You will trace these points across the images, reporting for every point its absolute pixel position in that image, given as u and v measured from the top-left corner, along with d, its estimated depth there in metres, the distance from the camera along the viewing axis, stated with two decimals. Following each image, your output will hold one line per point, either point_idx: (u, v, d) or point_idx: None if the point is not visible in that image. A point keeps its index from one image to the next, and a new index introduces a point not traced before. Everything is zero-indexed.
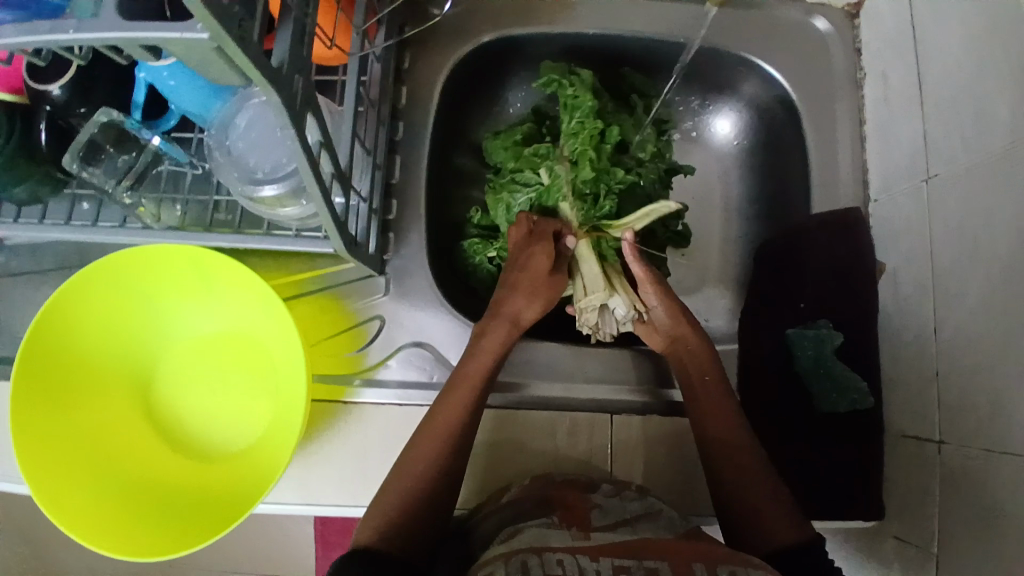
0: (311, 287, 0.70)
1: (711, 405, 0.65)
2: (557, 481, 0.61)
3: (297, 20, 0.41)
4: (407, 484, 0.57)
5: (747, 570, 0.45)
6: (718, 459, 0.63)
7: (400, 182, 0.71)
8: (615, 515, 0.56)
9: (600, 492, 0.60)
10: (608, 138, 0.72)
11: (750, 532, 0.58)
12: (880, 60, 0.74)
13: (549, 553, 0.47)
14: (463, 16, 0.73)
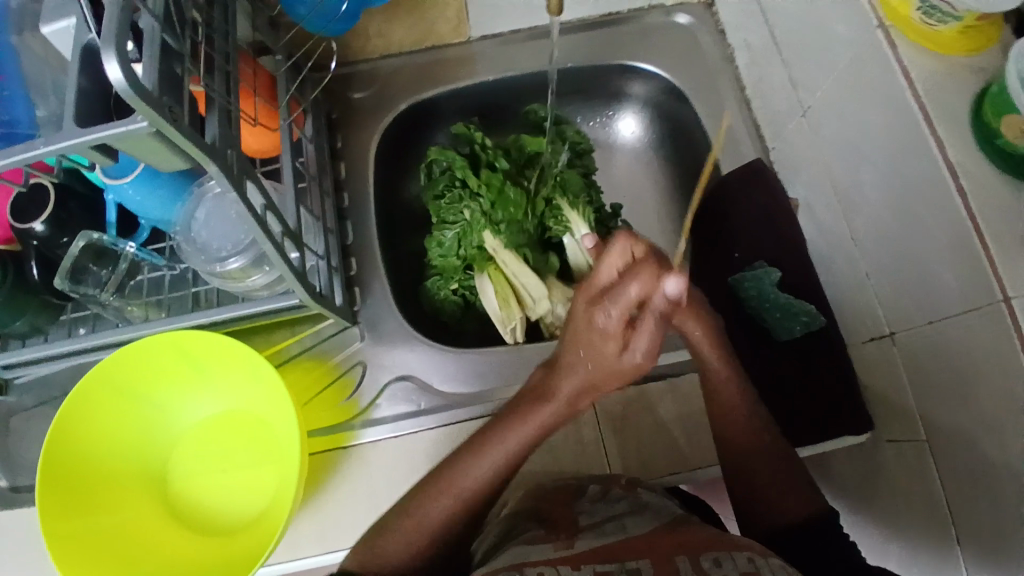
0: (293, 351, 0.76)
1: (722, 405, 0.65)
2: (550, 490, 0.65)
3: (222, 105, 0.51)
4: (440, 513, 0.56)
5: (729, 554, 0.47)
6: (732, 457, 0.65)
7: (355, 242, 0.78)
8: (602, 514, 0.59)
9: (588, 497, 0.63)
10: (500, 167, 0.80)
11: (763, 510, 0.62)
12: (742, 35, 0.84)
13: (530, 568, 0.49)
14: (379, 93, 0.85)
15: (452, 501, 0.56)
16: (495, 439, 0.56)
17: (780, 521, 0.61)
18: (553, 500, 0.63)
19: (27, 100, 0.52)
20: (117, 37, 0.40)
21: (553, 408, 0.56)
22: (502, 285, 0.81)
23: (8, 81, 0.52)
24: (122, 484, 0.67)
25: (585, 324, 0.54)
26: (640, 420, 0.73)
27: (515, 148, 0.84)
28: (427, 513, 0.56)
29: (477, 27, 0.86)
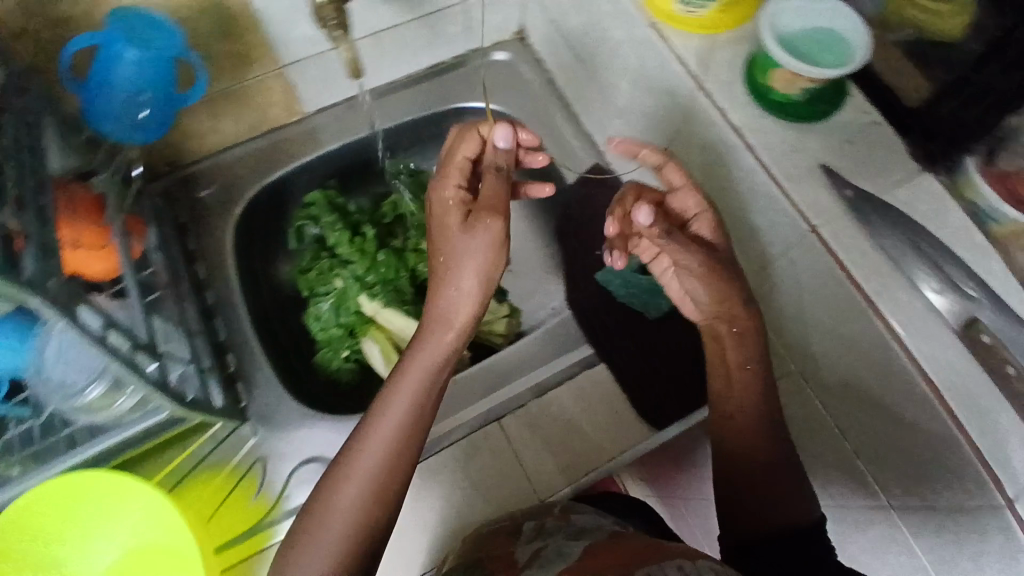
0: (187, 466, 0.72)
1: (734, 410, 0.64)
2: (486, 533, 0.63)
3: (39, 239, 0.51)
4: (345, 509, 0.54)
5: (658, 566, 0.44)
6: (737, 464, 0.65)
7: (229, 338, 0.76)
8: (536, 549, 0.55)
9: (524, 537, 0.60)
10: (365, 232, 0.82)
11: (767, 510, 0.62)
12: (555, 58, 0.91)
13: None
14: (225, 187, 0.85)
15: (366, 476, 0.55)
16: (380, 409, 0.57)
17: (759, 530, 0.62)
18: (492, 547, 0.59)
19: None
20: None
21: (424, 355, 0.57)
22: (389, 345, 0.81)
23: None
24: None
25: (447, 247, 0.58)
26: (554, 428, 0.75)
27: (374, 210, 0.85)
28: (337, 499, 0.54)
29: (308, 103, 0.87)
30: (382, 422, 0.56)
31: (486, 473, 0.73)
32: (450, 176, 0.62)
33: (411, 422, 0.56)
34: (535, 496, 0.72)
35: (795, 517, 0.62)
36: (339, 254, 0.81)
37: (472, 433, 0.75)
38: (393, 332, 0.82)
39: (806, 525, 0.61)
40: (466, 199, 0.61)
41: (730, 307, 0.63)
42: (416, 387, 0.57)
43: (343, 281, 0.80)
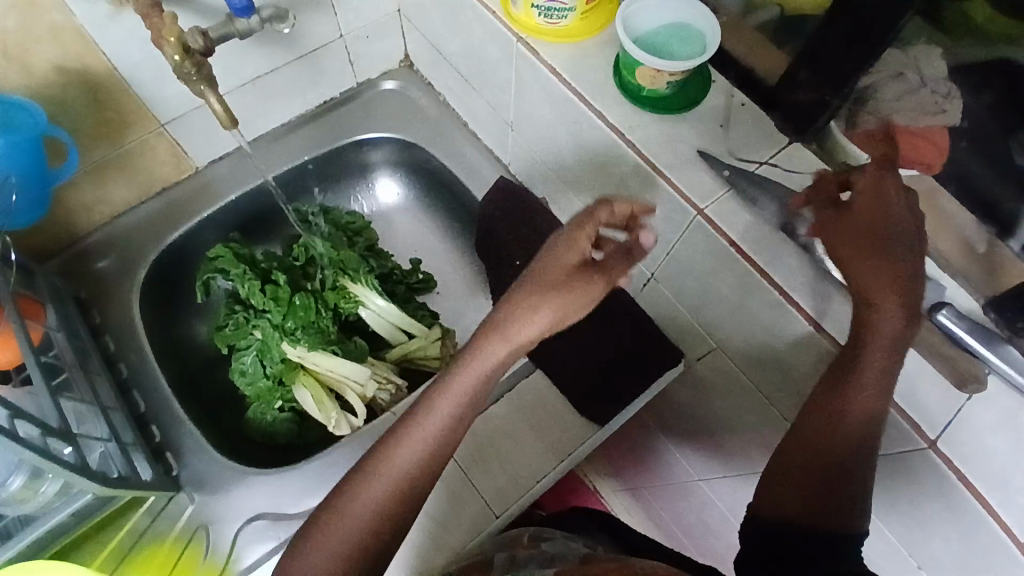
0: (122, 549, 0.68)
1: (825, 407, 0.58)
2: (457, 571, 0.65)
3: None
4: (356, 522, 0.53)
5: None
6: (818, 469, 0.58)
7: (149, 407, 0.74)
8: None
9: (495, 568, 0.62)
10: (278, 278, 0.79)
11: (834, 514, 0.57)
12: (442, 81, 0.94)
13: None
14: (125, 255, 0.82)
15: (392, 480, 0.54)
16: (420, 418, 0.54)
17: (788, 515, 0.58)
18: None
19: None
20: None
21: (480, 368, 0.54)
22: (320, 389, 0.80)
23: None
24: None
25: (529, 293, 0.53)
26: (498, 446, 0.75)
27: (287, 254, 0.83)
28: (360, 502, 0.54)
29: (198, 156, 0.86)
30: (411, 446, 0.54)
31: (440, 500, 0.73)
32: (583, 227, 0.54)
33: (433, 454, 0.54)
34: (495, 513, 0.72)
35: (835, 522, 0.57)
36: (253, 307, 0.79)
37: None
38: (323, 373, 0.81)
39: (848, 531, 0.56)
40: (583, 256, 0.54)
41: (883, 297, 0.54)
42: (451, 419, 0.54)
43: (261, 334, 0.79)
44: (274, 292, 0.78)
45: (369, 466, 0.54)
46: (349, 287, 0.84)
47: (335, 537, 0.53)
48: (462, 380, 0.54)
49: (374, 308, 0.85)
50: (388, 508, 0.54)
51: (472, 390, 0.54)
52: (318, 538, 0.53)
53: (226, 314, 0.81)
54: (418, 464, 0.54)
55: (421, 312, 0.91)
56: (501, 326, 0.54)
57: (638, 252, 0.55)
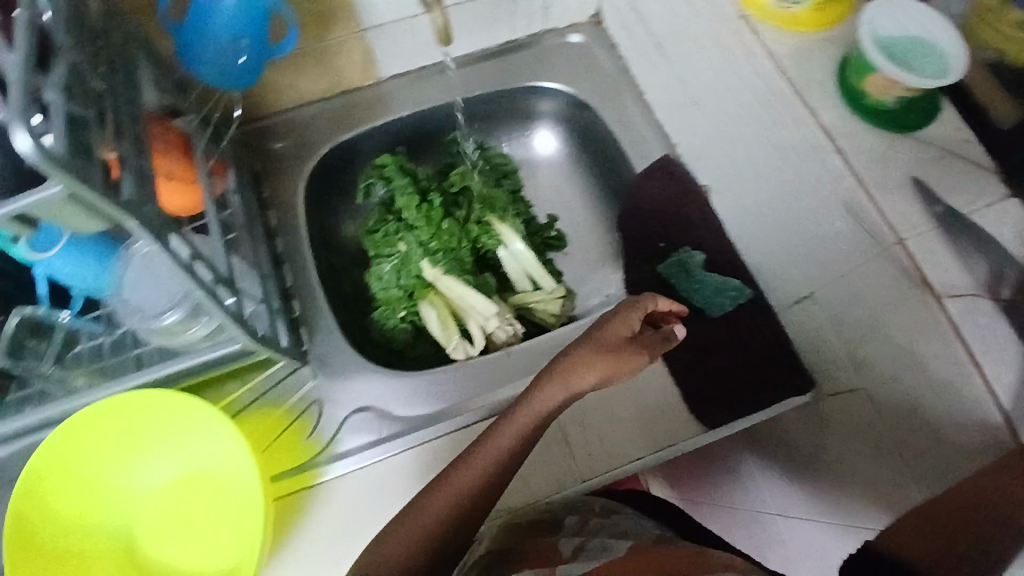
0: (244, 401, 0.75)
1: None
2: (524, 525, 0.62)
3: (137, 167, 0.53)
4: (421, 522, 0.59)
5: None
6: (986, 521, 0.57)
7: (295, 284, 0.80)
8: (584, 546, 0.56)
9: (563, 531, 0.60)
10: (434, 200, 0.82)
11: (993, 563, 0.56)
12: (630, 43, 0.90)
13: None
14: (299, 142, 0.87)
15: (455, 493, 0.60)
16: (479, 443, 0.62)
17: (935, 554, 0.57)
18: (531, 538, 0.59)
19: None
20: (21, 108, 0.42)
21: (536, 402, 0.63)
22: (445, 313, 0.84)
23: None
24: (78, 560, 0.65)
25: (581, 352, 0.65)
26: (598, 411, 0.75)
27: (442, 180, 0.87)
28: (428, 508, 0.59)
29: (384, 67, 0.89)
30: (474, 464, 0.61)
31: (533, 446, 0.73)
32: (627, 314, 0.68)
33: (498, 471, 0.61)
34: (580, 477, 0.72)
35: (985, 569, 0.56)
36: (405, 219, 0.83)
37: None
38: (452, 298, 0.84)
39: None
40: (627, 334, 0.67)
41: None
42: (510, 444, 0.62)
43: (405, 247, 0.82)
44: (425, 211, 0.81)
45: (438, 483, 0.61)
46: (492, 224, 0.87)
47: (404, 534, 0.58)
48: (525, 412, 0.63)
49: (508, 249, 0.88)
50: (449, 521, 0.59)
51: (534, 419, 0.62)
52: (391, 533, 0.58)
53: (378, 220, 0.85)
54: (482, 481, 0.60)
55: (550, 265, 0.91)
56: (561, 370, 0.64)
57: (672, 342, 0.68)
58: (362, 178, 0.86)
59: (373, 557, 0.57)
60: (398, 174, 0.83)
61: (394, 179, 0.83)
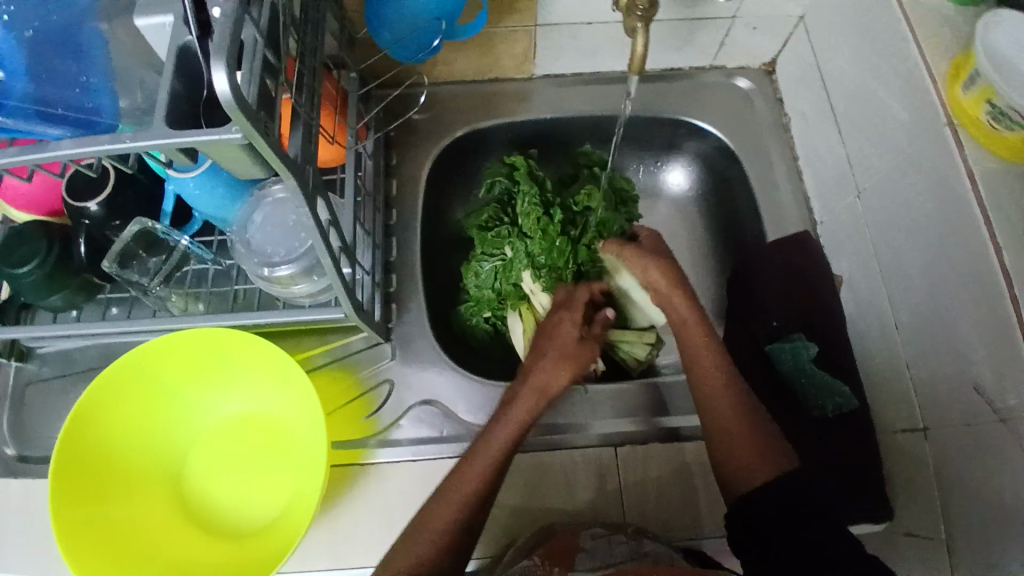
0: (321, 361, 0.76)
1: None
2: (557, 527, 0.66)
3: (304, 122, 0.52)
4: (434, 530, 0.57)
5: None
6: None
7: (398, 259, 0.80)
8: (601, 557, 0.60)
9: (591, 533, 0.64)
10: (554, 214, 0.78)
11: None
12: (798, 104, 0.85)
13: None
14: (437, 119, 0.87)
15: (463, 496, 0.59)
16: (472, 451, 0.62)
17: None
18: (559, 535, 0.64)
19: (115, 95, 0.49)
20: (228, 48, 0.40)
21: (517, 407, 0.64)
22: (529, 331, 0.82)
23: (92, 69, 0.48)
24: (135, 472, 0.68)
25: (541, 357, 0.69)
26: (661, 479, 0.72)
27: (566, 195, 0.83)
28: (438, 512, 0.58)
29: (539, 65, 0.87)
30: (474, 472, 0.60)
31: (587, 486, 0.72)
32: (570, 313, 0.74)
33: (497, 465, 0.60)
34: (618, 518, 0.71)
35: None
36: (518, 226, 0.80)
37: (580, 447, 0.74)
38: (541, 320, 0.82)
39: None
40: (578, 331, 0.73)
41: None
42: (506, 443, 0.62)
43: (513, 253, 0.80)
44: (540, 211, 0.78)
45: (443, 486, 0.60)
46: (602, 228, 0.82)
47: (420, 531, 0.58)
48: (513, 416, 0.63)
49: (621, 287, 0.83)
50: (458, 525, 0.58)
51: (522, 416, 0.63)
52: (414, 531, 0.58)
53: (490, 218, 0.82)
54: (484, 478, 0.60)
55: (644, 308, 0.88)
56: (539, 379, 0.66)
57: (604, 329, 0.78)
58: (489, 173, 0.84)
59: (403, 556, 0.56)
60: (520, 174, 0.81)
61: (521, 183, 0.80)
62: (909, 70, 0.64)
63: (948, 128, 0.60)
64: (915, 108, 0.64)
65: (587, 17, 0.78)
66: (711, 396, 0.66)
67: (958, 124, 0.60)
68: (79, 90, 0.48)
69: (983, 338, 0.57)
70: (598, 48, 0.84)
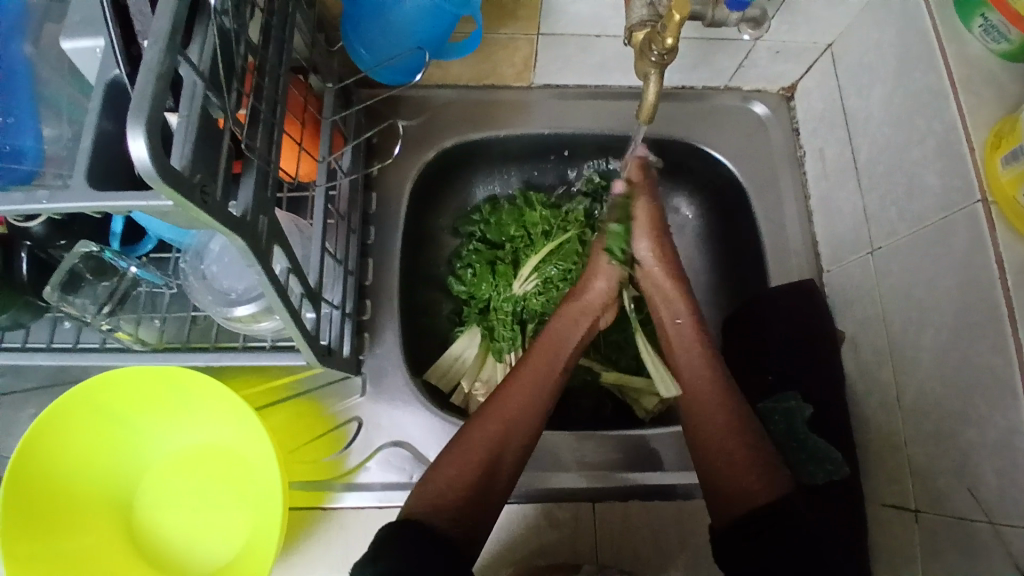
0: (289, 392, 0.71)
1: None
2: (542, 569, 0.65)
3: (260, 167, 0.44)
4: (459, 468, 0.60)
5: None
6: None
7: (373, 284, 0.74)
8: None
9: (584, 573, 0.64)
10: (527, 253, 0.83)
11: None
12: (817, 139, 0.79)
13: None
14: (424, 127, 0.80)
15: (499, 424, 0.62)
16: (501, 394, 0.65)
17: None
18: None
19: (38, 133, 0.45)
20: (150, 107, 0.33)
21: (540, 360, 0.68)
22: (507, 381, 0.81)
23: (15, 104, 0.45)
24: (82, 506, 0.62)
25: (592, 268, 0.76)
26: (635, 536, 0.70)
27: (523, 220, 0.83)
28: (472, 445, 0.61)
29: (540, 75, 0.79)
30: (500, 413, 0.63)
31: (561, 536, 0.70)
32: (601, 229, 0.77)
33: (516, 419, 0.63)
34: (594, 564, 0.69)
35: None
36: (498, 270, 0.82)
37: (556, 498, 0.71)
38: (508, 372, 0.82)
39: None
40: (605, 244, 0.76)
41: None
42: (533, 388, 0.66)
43: (495, 296, 0.82)
44: (531, 224, 0.83)
45: (466, 433, 0.62)
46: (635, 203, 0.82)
47: (455, 463, 0.60)
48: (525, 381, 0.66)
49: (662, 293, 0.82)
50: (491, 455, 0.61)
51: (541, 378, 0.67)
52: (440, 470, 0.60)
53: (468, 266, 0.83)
54: (507, 427, 0.62)
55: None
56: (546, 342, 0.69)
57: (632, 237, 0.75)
58: (461, 221, 0.85)
59: (425, 493, 0.58)
60: (496, 215, 0.84)
61: (488, 221, 0.84)
62: (947, 130, 0.58)
63: (980, 205, 0.54)
64: (948, 172, 0.58)
65: (599, 29, 0.70)
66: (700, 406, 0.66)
67: (993, 203, 0.54)
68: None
69: (988, 440, 0.53)
70: (605, 61, 0.76)
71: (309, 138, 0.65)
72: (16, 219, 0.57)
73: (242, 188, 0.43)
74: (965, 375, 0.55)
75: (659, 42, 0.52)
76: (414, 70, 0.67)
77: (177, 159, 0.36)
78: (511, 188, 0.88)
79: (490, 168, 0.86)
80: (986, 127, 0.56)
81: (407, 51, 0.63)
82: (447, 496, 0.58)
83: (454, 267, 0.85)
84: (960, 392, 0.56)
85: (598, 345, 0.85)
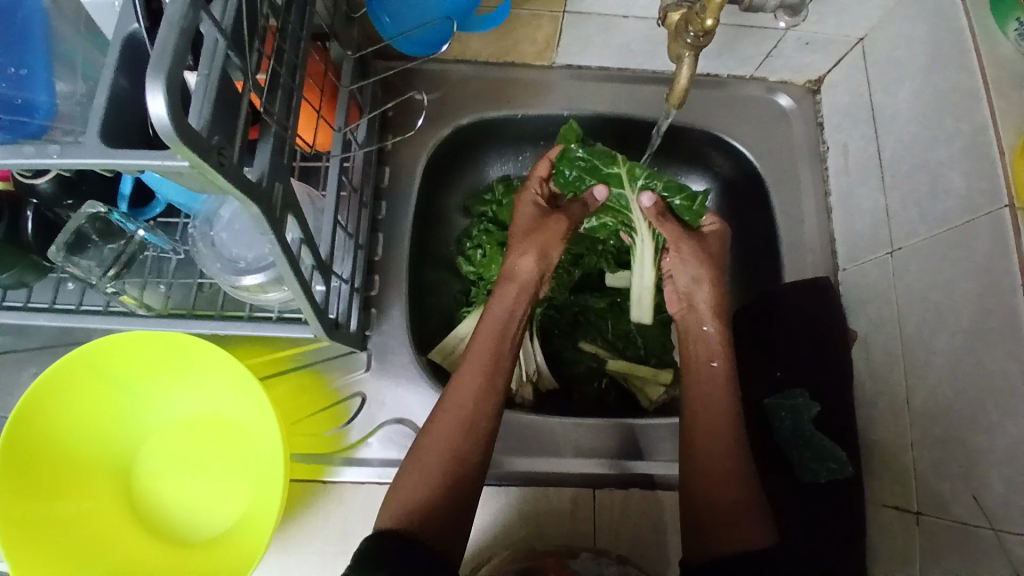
0: (293, 364, 0.71)
1: None
2: (539, 551, 0.65)
3: (278, 133, 0.43)
4: (422, 475, 0.57)
5: None
6: None
7: (382, 260, 0.73)
8: None
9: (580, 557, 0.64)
10: None
11: None
12: (840, 134, 0.77)
13: None
14: (441, 101, 0.78)
15: (459, 418, 0.60)
16: (453, 389, 0.62)
17: None
18: (545, 560, 0.63)
19: (50, 87, 0.43)
20: (170, 63, 0.32)
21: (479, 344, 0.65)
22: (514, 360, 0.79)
23: (24, 56, 0.42)
24: (80, 468, 0.62)
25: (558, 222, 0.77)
26: (635, 524, 0.69)
27: None
28: (435, 442, 0.59)
29: (562, 55, 0.77)
30: (451, 409, 0.60)
31: (560, 522, 0.69)
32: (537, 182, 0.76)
33: (470, 415, 0.60)
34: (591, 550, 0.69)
35: None
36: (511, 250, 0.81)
37: (556, 484, 0.71)
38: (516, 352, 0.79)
39: None
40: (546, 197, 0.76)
41: None
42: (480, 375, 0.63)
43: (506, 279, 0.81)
44: None
45: (425, 439, 0.59)
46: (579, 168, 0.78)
47: (420, 471, 0.57)
48: (473, 366, 0.63)
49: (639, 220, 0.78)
50: (453, 453, 0.58)
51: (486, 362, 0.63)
52: (403, 479, 0.57)
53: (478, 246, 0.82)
54: (466, 421, 0.60)
55: (669, 343, 0.84)
56: (486, 339, 0.65)
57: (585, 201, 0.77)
58: (473, 202, 0.84)
59: (394, 507, 0.55)
60: (508, 197, 0.82)
61: (501, 201, 0.82)
62: (977, 132, 0.57)
63: (1007, 210, 0.53)
64: (975, 175, 0.57)
65: (625, 10, 0.68)
66: (705, 426, 0.65)
67: (1019, 209, 0.53)
68: (8, 84, 0.42)
69: (997, 448, 0.52)
70: (629, 43, 0.74)
71: (325, 107, 0.64)
72: (24, 174, 0.56)
73: (259, 153, 0.42)
74: (978, 380, 0.55)
75: (697, 24, 0.50)
76: (441, 38, 0.65)
77: (195, 119, 0.35)
78: (525, 170, 0.86)
79: (506, 147, 0.84)
80: (1017, 131, 0.55)
81: (433, 19, 0.61)
82: (417, 507, 0.55)
83: (463, 248, 0.84)
84: (972, 397, 0.55)
85: (606, 333, 0.84)
